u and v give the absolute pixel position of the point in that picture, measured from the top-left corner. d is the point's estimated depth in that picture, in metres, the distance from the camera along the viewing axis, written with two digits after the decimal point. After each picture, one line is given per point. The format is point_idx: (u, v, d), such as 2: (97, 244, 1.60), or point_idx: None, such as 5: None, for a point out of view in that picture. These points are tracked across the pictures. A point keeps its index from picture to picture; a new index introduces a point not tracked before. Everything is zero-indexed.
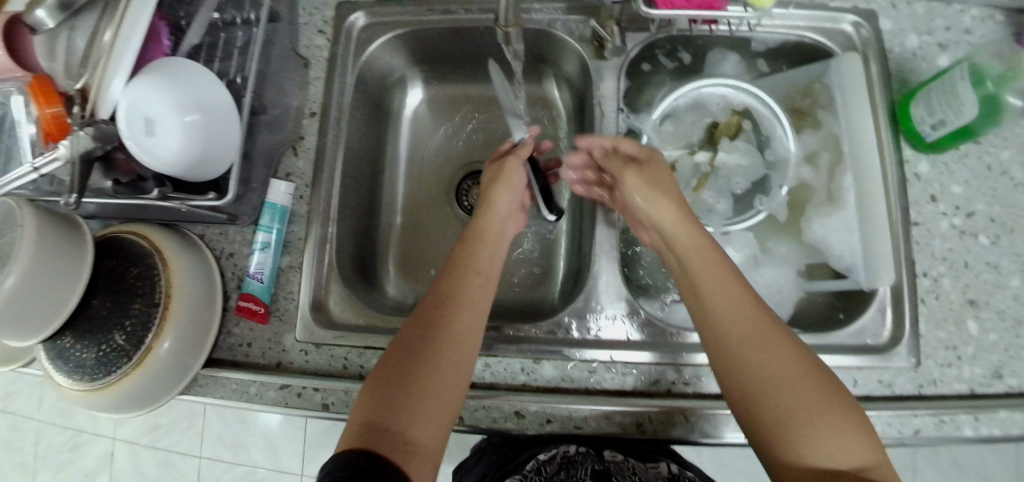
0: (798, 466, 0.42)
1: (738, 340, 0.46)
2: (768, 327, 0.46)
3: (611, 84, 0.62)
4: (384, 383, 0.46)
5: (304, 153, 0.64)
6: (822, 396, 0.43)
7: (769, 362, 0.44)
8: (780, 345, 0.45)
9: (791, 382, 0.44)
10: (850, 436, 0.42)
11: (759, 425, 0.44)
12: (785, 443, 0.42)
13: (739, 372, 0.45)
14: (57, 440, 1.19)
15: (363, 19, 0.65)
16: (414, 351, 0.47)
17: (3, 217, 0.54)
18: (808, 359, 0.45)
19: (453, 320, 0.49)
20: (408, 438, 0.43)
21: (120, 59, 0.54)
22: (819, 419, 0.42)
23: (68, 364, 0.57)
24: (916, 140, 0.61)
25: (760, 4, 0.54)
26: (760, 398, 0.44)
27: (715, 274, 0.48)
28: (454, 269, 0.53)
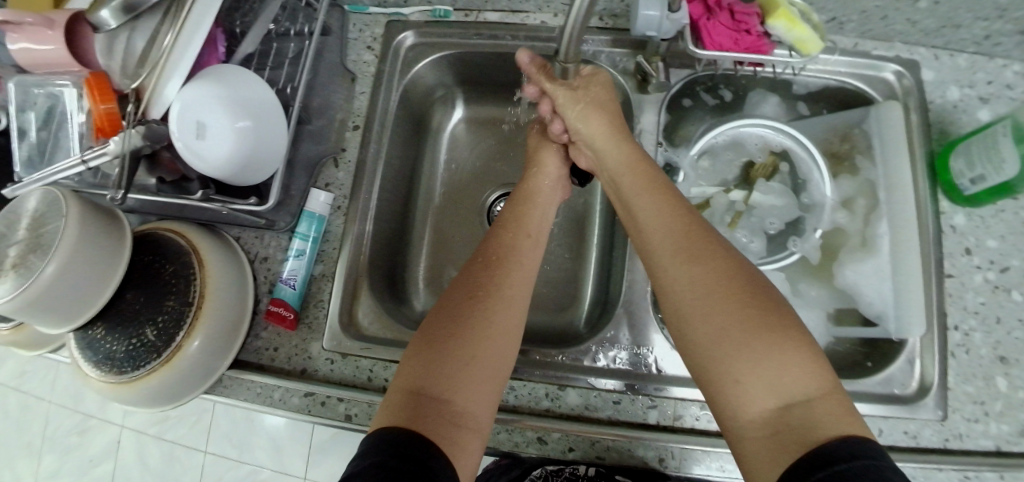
0: (732, 395, 0.40)
1: (668, 257, 0.47)
2: (701, 246, 0.46)
3: (651, 118, 0.64)
4: (427, 350, 0.47)
5: (344, 165, 0.66)
6: (754, 314, 0.41)
7: (695, 281, 0.44)
8: (715, 265, 0.44)
9: (718, 302, 0.43)
10: (792, 364, 0.39)
11: (690, 350, 0.43)
12: (716, 370, 0.41)
13: (672, 296, 0.45)
14: (66, 424, 1.19)
15: (412, 38, 0.68)
16: (456, 322, 0.48)
17: (48, 204, 0.54)
18: (746, 278, 0.44)
19: (496, 296, 0.51)
20: (456, 409, 0.44)
21: (177, 65, 0.55)
22: (748, 340, 0.40)
23: (98, 355, 0.57)
24: (952, 191, 0.61)
25: (805, 51, 0.56)
26: (692, 319, 0.43)
27: (655, 199, 0.50)
28: (496, 250, 0.55)
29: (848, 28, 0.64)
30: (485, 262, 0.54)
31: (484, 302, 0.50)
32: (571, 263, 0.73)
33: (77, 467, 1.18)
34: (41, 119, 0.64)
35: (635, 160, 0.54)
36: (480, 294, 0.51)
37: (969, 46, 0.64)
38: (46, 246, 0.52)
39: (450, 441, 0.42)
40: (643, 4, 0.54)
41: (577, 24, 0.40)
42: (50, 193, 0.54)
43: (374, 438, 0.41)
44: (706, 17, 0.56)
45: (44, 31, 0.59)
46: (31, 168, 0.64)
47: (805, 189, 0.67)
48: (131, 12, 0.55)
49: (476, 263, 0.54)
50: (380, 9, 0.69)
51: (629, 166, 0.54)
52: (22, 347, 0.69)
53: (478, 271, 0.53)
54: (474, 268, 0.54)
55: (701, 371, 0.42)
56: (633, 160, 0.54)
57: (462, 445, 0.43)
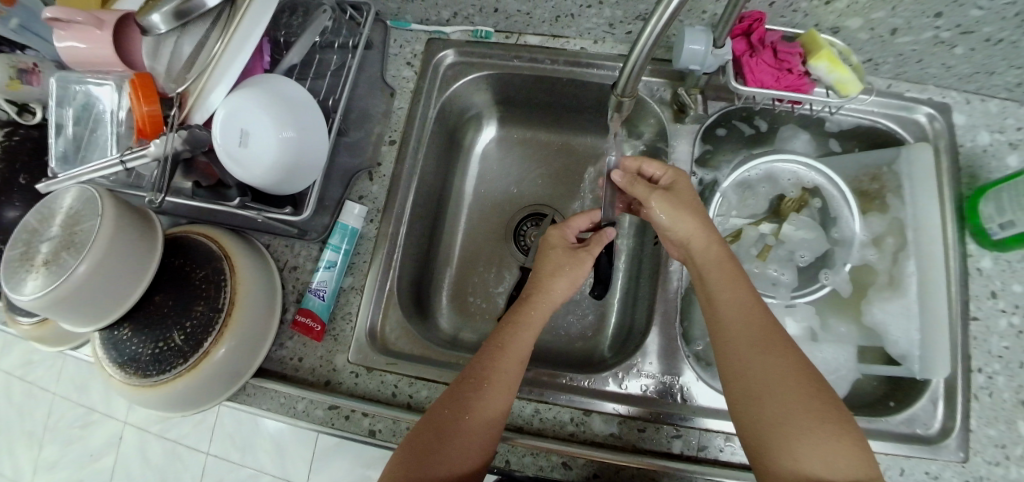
0: (791, 469, 0.44)
1: (741, 340, 0.49)
2: (773, 334, 0.49)
3: (685, 148, 0.67)
4: (436, 426, 0.50)
5: (380, 179, 0.68)
6: (820, 403, 0.45)
7: (766, 366, 0.47)
8: (782, 351, 0.48)
9: (786, 387, 0.46)
10: (847, 449, 0.44)
11: (751, 425, 0.46)
12: (776, 444, 0.45)
13: (741, 375, 0.48)
14: (68, 415, 1.18)
15: (452, 57, 0.71)
16: (461, 407, 0.50)
17: (84, 203, 0.54)
18: (810, 368, 0.47)
19: (490, 390, 0.51)
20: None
21: (222, 75, 0.56)
22: (810, 421, 0.44)
23: (123, 356, 0.57)
24: (980, 235, 0.62)
25: (845, 92, 0.58)
26: (757, 396, 0.46)
27: (730, 283, 0.52)
28: (503, 335, 0.55)
29: (883, 69, 0.65)
30: (489, 349, 0.54)
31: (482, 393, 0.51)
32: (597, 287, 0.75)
33: (77, 459, 1.17)
34: (76, 116, 0.62)
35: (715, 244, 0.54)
36: (487, 382, 0.51)
37: (1001, 93, 0.65)
38: (80, 244, 0.52)
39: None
40: (689, 38, 0.57)
41: (644, 54, 0.42)
42: (85, 191, 0.54)
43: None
44: (749, 54, 0.59)
45: (94, 31, 0.60)
46: (66, 163, 0.63)
47: (835, 225, 0.68)
48: (181, 19, 0.54)
49: (490, 343, 0.55)
50: (421, 26, 0.72)
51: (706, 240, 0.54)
52: (41, 343, 0.68)
53: (485, 351, 0.54)
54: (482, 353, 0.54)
55: (759, 444, 0.46)
56: (718, 257, 0.53)
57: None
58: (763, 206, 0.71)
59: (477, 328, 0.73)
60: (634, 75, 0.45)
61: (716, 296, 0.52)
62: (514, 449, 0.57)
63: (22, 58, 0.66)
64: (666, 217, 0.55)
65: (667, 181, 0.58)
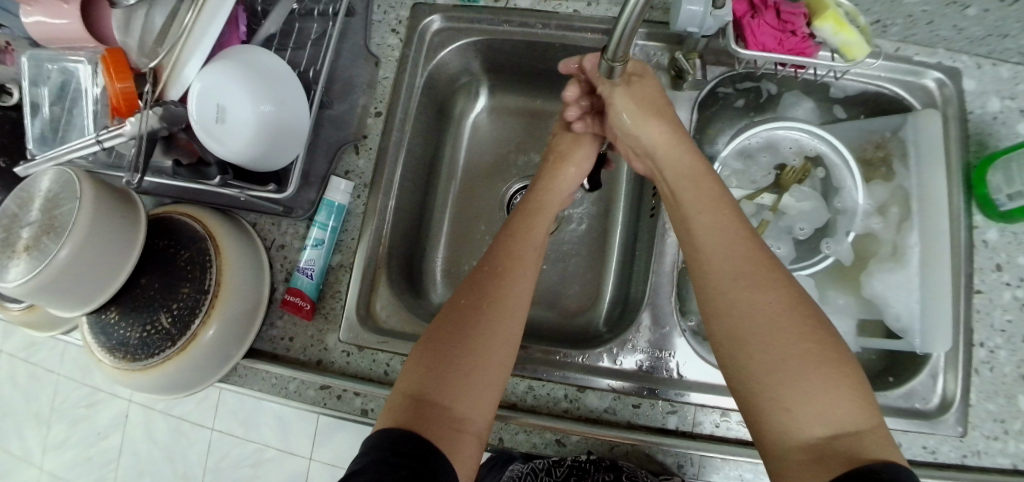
0: (782, 421, 0.41)
1: (726, 275, 0.47)
2: (764, 269, 0.46)
3: (683, 116, 0.64)
4: (435, 360, 0.47)
5: (366, 152, 0.66)
6: (814, 344, 0.43)
7: (753, 305, 0.45)
8: (774, 291, 0.45)
9: (776, 327, 0.44)
10: (843, 394, 0.41)
11: (741, 372, 0.44)
12: (767, 395, 0.42)
13: (727, 316, 0.46)
14: (74, 395, 1.20)
15: (438, 22, 0.68)
16: (460, 336, 0.48)
17: (60, 187, 0.52)
18: (804, 307, 0.45)
19: (500, 321, 0.49)
20: (456, 417, 0.44)
21: (194, 47, 0.53)
22: (806, 370, 0.42)
23: (112, 340, 0.56)
24: (986, 206, 0.60)
25: (850, 56, 0.55)
26: (746, 342, 0.44)
27: (714, 215, 0.50)
28: (503, 260, 0.54)
29: (892, 32, 0.62)
30: (496, 276, 0.52)
31: (485, 322, 0.49)
32: (593, 262, 0.73)
33: (84, 437, 1.18)
34: (53, 94, 0.60)
35: (696, 173, 0.53)
36: (482, 306, 0.50)
37: (1015, 56, 0.62)
38: (59, 229, 0.50)
39: (450, 447, 0.43)
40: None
41: (635, 18, 0.39)
42: (64, 172, 0.52)
43: (386, 434, 0.42)
44: (750, 15, 0.56)
45: (60, 4, 0.56)
46: (44, 145, 0.61)
47: (837, 195, 0.66)
48: None
49: (480, 277, 0.53)
50: None
51: (686, 176, 0.54)
52: (32, 329, 0.68)
53: (484, 280, 0.52)
54: (464, 290, 0.52)
55: (750, 395, 0.44)
56: (699, 180, 0.53)
57: (461, 449, 0.43)
58: (764, 176, 0.69)
59: None
60: (626, 38, 0.42)
61: (699, 230, 0.50)
62: (508, 426, 0.56)
63: None
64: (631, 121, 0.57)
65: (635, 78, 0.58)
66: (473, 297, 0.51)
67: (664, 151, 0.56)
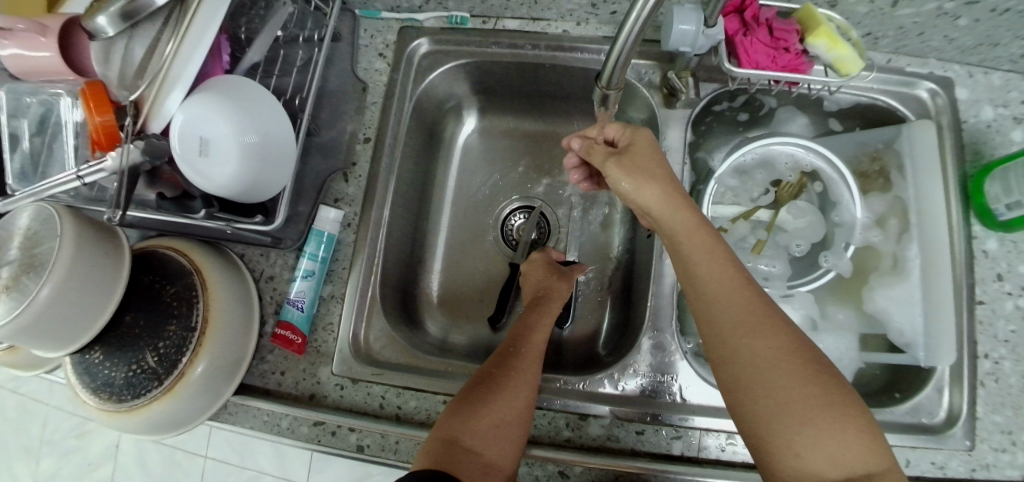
0: (792, 466, 0.40)
1: (725, 321, 0.45)
2: (761, 313, 0.45)
3: (677, 133, 0.63)
4: (470, 402, 0.48)
5: (355, 180, 0.65)
6: (818, 387, 0.41)
7: (754, 351, 0.43)
8: (775, 336, 0.44)
9: (779, 373, 0.42)
10: (852, 438, 0.40)
11: (748, 418, 0.43)
12: (776, 441, 0.41)
13: (730, 363, 0.44)
14: (66, 425, 1.15)
15: (426, 45, 0.68)
16: (488, 384, 0.50)
17: (41, 224, 0.50)
18: (805, 349, 0.43)
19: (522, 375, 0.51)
20: (486, 460, 0.46)
21: (178, 76, 0.50)
22: (814, 414, 0.40)
23: (96, 381, 0.54)
24: (984, 215, 0.59)
25: (845, 71, 0.55)
26: (752, 390, 0.43)
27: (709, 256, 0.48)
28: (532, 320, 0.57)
29: (883, 43, 0.62)
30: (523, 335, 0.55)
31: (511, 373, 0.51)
32: (590, 283, 0.72)
33: (74, 471, 1.13)
34: (34, 127, 0.58)
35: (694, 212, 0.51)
36: (510, 356, 0.53)
37: (1005, 64, 0.62)
38: (39, 267, 0.48)
39: None
40: (679, 18, 0.53)
41: (631, 42, 0.38)
42: (43, 208, 0.51)
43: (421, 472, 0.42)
44: (743, 33, 0.55)
45: (36, 38, 0.53)
46: (25, 180, 0.58)
47: (835, 208, 0.65)
48: (131, 19, 0.49)
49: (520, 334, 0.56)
50: (393, 13, 0.69)
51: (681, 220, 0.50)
52: (16, 368, 0.65)
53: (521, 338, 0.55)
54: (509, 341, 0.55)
55: (756, 437, 0.42)
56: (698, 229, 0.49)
57: None
58: (761, 192, 0.68)
59: (465, 330, 0.71)
60: (621, 65, 0.41)
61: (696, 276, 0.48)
62: None
63: None
64: (626, 183, 0.53)
65: (627, 142, 0.55)
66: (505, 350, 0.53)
67: (659, 210, 0.51)
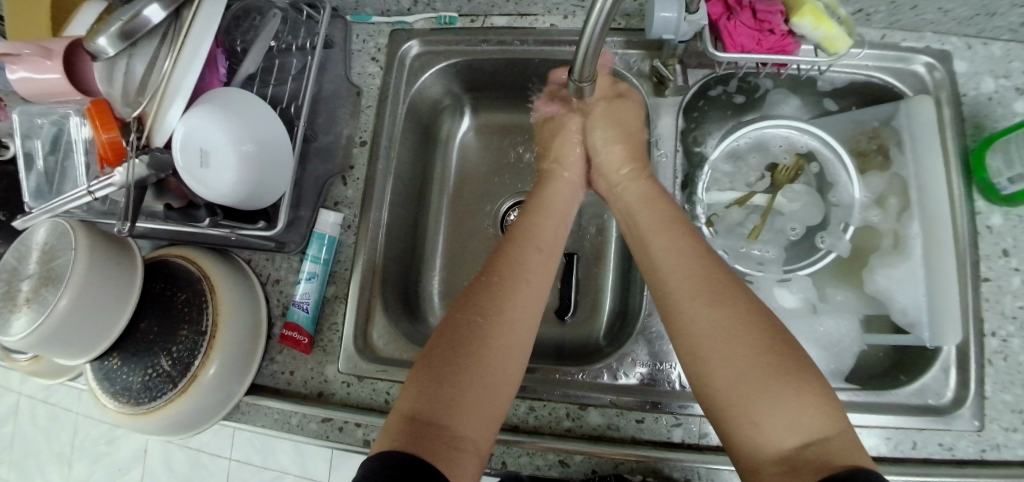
0: (750, 433, 0.41)
1: (682, 294, 0.47)
2: (717, 286, 0.47)
3: (669, 121, 0.63)
4: (440, 363, 0.47)
5: (354, 182, 0.67)
6: (771, 352, 0.42)
7: (710, 319, 0.45)
8: (732, 306, 0.45)
9: (734, 342, 0.44)
10: (806, 400, 0.40)
11: (706, 389, 0.44)
12: (733, 409, 0.42)
13: (686, 334, 0.46)
14: (96, 432, 1.19)
15: (417, 47, 0.69)
16: (462, 344, 0.48)
17: (57, 240, 0.53)
18: (761, 319, 0.45)
19: (492, 346, 0.49)
20: (454, 435, 0.44)
21: (177, 88, 0.52)
22: (768, 380, 0.41)
23: (115, 386, 0.57)
24: (987, 190, 0.58)
25: (833, 50, 0.54)
26: (708, 360, 0.44)
27: (670, 237, 0.52)
28: (508, 261, 0.55)
29: (876, 19, 0.61)
30: (498, 293, 0.52)
31: (480, 342, 0.48)
32: (590, 274, 0.73)
33: (105, 476, 1.17)
34: (47, 146, 0.60)
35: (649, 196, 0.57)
36: (483, 311, 0.50)
37: (1004, 34, 0.61)
38: (57, 279, 0.51)
39: (450, 465, 0.42)
40: (661, 6, 0.53)
41: (597, 32, 0.39)
42: (58, 225, 0.53)
43: (376, 460, 0.41)
44: (726, 17, 0.55)
45: (42, 61, 0.55)
46: (41, 198, 0.61)
47: (832, 189, 0.65)
48: (129, 39, 0.52)
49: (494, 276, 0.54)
50: (383, 17, 0.70)
51: (646, 204, 0.56)
52: (39, 377, 0.68)
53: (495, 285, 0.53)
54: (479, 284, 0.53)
55: (718, 407, 0.43)
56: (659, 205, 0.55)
57: (459, 468, 0.43)
58: (757, 177, 0.67)
59: None
60: (591, 56, 0.43)
61: (659, 254, 0.51)
62: (511, 449, 0.56)
63: None
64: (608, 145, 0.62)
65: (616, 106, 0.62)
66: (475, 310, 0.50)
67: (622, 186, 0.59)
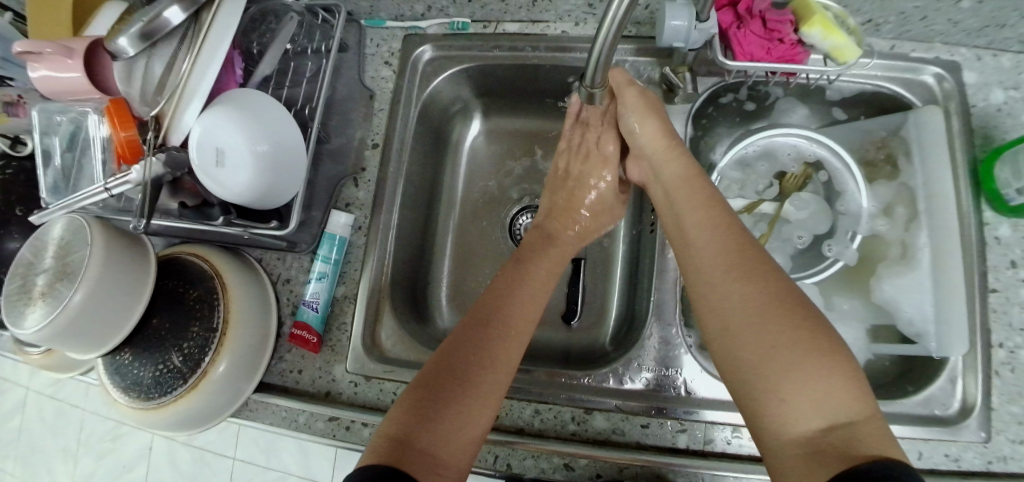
0: (777, 413, 0.41)
1: (717, 272, 0.48)
2: (752, 264, 0.47)
3: (678, 129, 0.64)
4: (438, 383, 0.48)
5: (365, 184, 0.68)
6: (805, 333, 0.42)
7: (741, 301, 0.45)
8: (766, 285, 0.45)
9: (766, 320, 0.44)
10: (836, 384, 0.40)
11: (735, 366, 0.45)
12: (763, 387, 0.42)
13: (718, 310, 0.47)
14: (101, 429, 1.19)
15: (429, 52, 0.70)
16: (458, 368, 0.49)
17: (73, 235, 0.53)
18: (796, 300, 0.44)
19: (483, 372, 0.49)
20: (440, 459, 0.44)
21: (194, 89, 0.54)
22: (799, 360, 0.41)
23: (126, 381, 0.57)
24: (996, 201, 0.58)
25: (843, 59, 0.55)
26: (739, 337, 0.44)
27: (705, 214, 0.52)
28: (507, 291, 0.56)
29: (885, 30, 0.61)
30: (493, 319, 0.53)
31: (473, 364, 0.49)
32: (597, 279, 0.73)
33: (110, 472, 1.18)
34: (64, 143, 0.61)
35: (683, 174, 0.56)
36: (484, 340, 0.51)
37: (1014, 46, 0.61)
38: (73, 274, 0.52)
39: None
40: (671, 14, 0.54)
41: (609, 40, 0.40)
42: (75, 220, 0.54)
43: (366, 470, 0.41)
44: (737, 25, 0.55)
45: (64, 60, 0.57)
46: (57, 195, 0.62)
47: (840, 198, 0.65)
48: (150, 40, 0.52)
49: (493, 302, 0.55)
50: (397, 23, 0.71)
51: (681, 184, 0.56)
52: (51, 371, 0.69)
53: (493, 313, 0.54)
54: (484, 307, 0.54)
55: (746, 388, 0.44)
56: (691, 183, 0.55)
57: None
58: (766, 185, 0.68)
59: None
60: (603, 63, 0.43)
61: (693, 231, 0.52)
62: (516, 452, 0.56)
63: (5, 91, 0.65)
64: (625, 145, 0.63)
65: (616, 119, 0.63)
66: (472, 333, 0.51)
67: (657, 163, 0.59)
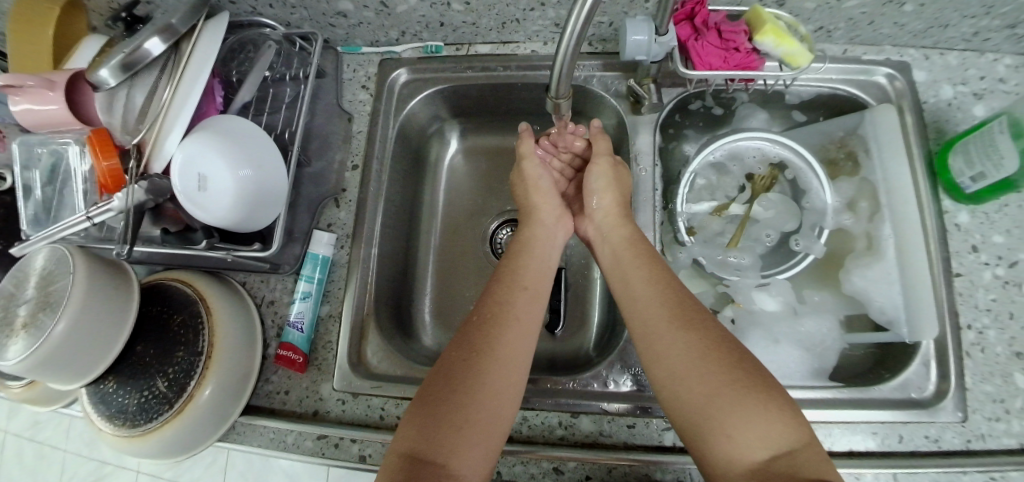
0: (724, 451, 0.44)
1: (658, 320, 0.51)
2: (688, 312, 0.51)
3: (646, 138, 0.67)
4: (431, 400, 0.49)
5: (346, 205, 0.69)
6: (741, 374, 0.46)
7: (683, 344, 0.48)
8: (702, 331, 0.49)
9: (705, 365, 0.47)
10: (775, 418, 0.44)
11: (681, 410, 0.47)
12: (710, 426, 0.45)
13: (660, 359, 0.49)
14: (83, 471, 1.15)
15: (405, 75, 0.72)
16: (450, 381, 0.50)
17: (54, 264, 0.54)
18: (729, 344, 0.48)
19: (481, 383, 0.49)
20: (452, 470, 0.46)
21: (176, 118, 0.55)
22: (740, 398, 0.45)
23: (110, 408, 0.57)
24: (954, 190, 0.61)
25: (796, 64, 0.58)
26: (682, 382, 0.47)
27: (647, 266, 0.56)
28: (501, 296, 0.56)
29: (837, 36, 0.65)
30: (483, 324, 0.54)
31: (468, 375, 0.50)
32: (578, 288, 0.74)
33: None
34: (44, 177, 0.62)
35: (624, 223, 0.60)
36: (476, 350, 0.51)
37: (958, 44, 0.65)
38: (55, 303, 0.52)
39: None
40: (632, 30, 0.56)
41: (569, 56, 0.43)
42: (56, 250, 0.54)
43: None
44: (694, 38, 0.58)
45: (44, 92, 0.57)
46: (37, 225, 0.62)
47: (805, 196, 0.67)
48: (130, 70, 0.54)
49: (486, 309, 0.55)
50: (373, 48, 0.74)
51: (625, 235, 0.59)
52: (33, 404, 0.67)
53: (484, 319, 0.54)
54: (478, 316, 0.55)
55: (695, 429, 0.46)
56: (632, 239, 0.59)
57: None
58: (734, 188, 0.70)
59: None
60: (565, 75, 0.45)
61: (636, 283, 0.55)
62: (504, 459, 0.56)
63: None
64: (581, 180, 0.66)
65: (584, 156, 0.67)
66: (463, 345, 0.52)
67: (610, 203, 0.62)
